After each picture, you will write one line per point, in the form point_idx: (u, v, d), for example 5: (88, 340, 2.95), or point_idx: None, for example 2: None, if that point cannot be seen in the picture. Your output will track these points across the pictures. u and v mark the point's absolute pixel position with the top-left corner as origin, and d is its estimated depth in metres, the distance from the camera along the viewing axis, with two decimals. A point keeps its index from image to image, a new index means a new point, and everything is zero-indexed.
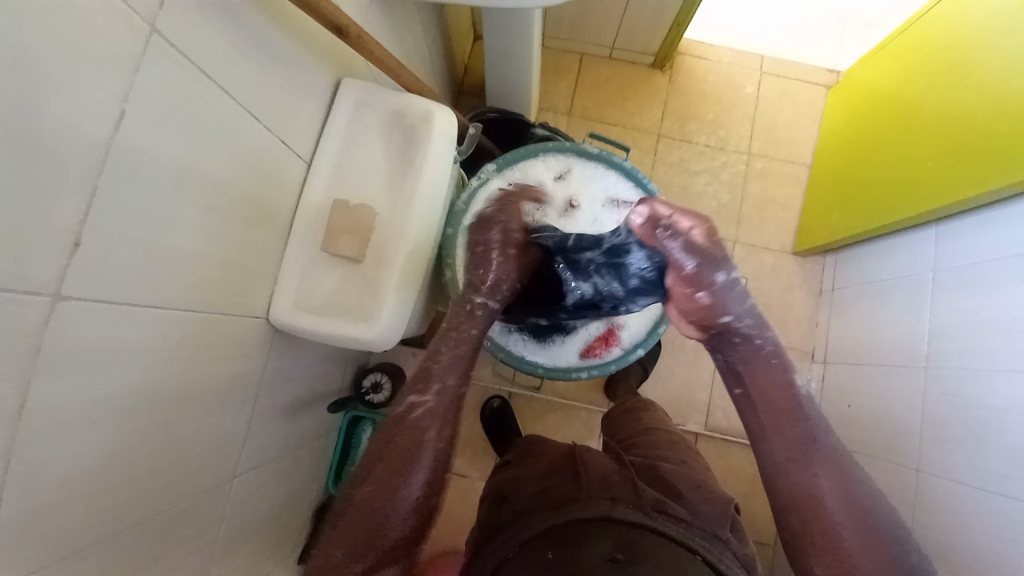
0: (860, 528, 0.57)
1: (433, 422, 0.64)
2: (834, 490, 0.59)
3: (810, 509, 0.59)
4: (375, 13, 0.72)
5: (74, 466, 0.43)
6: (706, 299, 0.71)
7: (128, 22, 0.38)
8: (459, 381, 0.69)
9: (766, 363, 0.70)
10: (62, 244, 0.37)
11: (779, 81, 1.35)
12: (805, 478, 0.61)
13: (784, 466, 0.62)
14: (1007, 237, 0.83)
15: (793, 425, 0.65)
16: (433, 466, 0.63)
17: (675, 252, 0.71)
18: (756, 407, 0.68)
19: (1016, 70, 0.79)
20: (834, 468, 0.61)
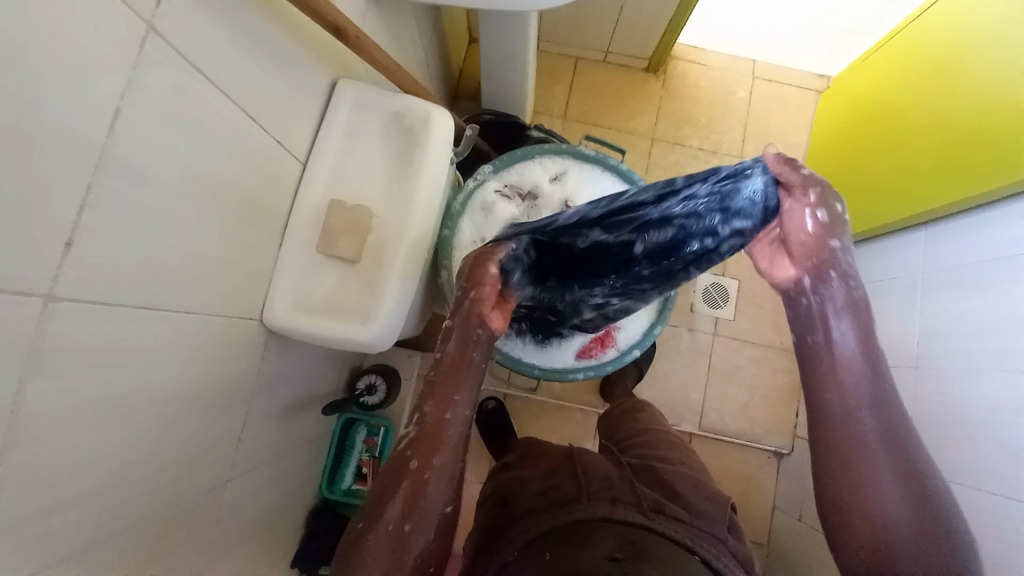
0: (910, 504, 0.49)
1: (416, 449, 0.56)
2: (888, 457, 0.51)
3: (855, 474, 0.51)
4: (373, 15, 0.72)
5: (67, 471, 0.42)
6: (825, 227, 0.57)
7: (126, 19, 0.38)
8: (454, 408, 0.59)
9: (855, 313, 0.56)
10: (55, 244, 0.37)
11: (771, 86, 1.37)
12: (856, 439, 0.52)
13: (837, 423, 0.53)
14: (995, 239, 0.84)
15: (851, 378, 0.54)
16: (410, 502, 0.54)
17: (799, 182, 0.57)
18: (828, 348, 0.57)
19: (1002, 78, 0.81)
20: (893, 456, 0.51)
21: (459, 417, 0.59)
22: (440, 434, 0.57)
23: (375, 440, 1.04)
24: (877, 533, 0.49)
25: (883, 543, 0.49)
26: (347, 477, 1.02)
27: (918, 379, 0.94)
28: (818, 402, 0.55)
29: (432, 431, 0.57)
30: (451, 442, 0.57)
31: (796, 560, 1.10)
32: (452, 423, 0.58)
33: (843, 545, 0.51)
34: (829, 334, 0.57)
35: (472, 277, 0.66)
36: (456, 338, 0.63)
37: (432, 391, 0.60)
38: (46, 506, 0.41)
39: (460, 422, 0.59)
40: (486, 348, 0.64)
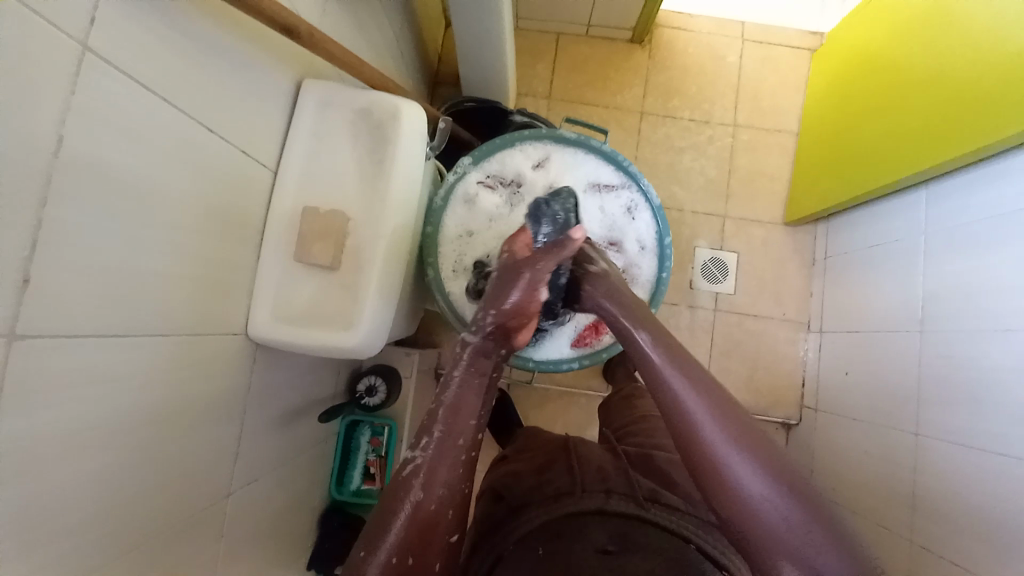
0: (772, 480, 0.46)
1: (422, 475, 0.55)
2: (738, 439, 0.49)
3: (717, 469, 0.48)
4: (332, 11, 0.70)
5: (62, 503, 0.43)
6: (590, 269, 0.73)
7: (55, 41, 0.36)
8: (466, 432, 0.60)
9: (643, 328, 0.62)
10: (9, 282, 0.36)
11: (761, 48, 1.32)
12: (702, 427, 0.50)
13: (681, 424, 0.52)
14: (1002, 194, 0.80)
15: (676, 378, 0.55)
16: (413, 532, 0.52)
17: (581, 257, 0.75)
18: (648, 358, 0.59)
19: (1003, 22, 0.77)
20: (735, 425, 0.50)
21: (467, 440, 0.59)
22: (449, 455, 0.57)
23: (379, 439, 1.05)
24: (758, 520, 0.45)
25: (770, 531, 0.44)
26: (354, 478, 1.04)
27: (923, 343, 0.92)
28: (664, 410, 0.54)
29: (441, 455, 0.57)
30: (459, 466, 0.57)
31: None
32: (462, 446, 0.59)
33: (735, 535, 0.47)
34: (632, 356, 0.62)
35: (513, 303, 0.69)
36: (468, 363, 0.66)
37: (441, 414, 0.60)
38: (41, 539, 0.41)
39: (469, 446, 0.59)
40: (497, 374, 0.68)
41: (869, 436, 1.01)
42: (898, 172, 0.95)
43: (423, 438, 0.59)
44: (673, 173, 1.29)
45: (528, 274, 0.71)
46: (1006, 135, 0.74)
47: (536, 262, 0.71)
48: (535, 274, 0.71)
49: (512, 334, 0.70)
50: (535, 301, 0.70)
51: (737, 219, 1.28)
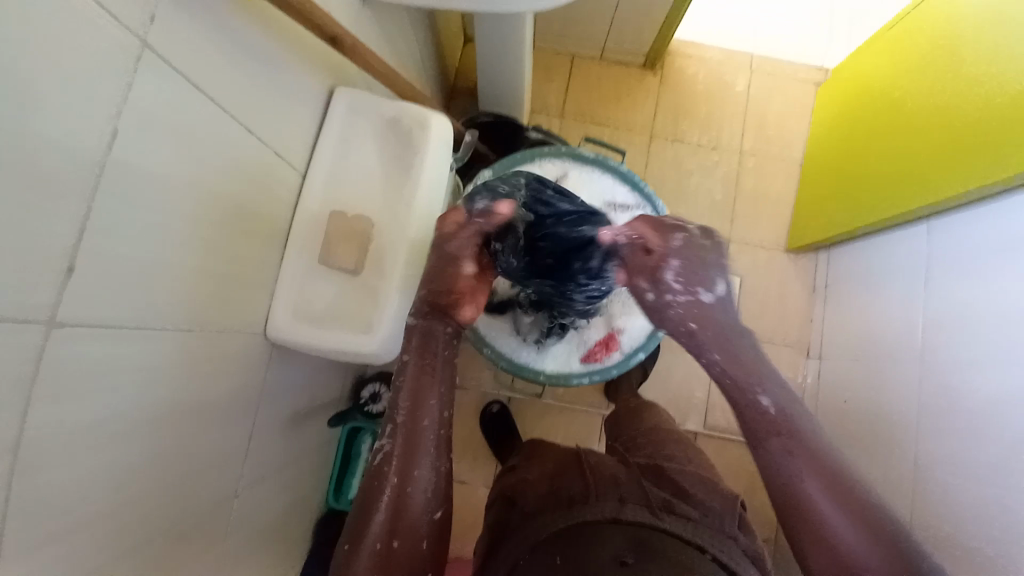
0: (872, 542, 0.48)
1: (394, 466, 0.56)
2: (834, 495, 0.50)
3: (815, 524, 0.50)
4: (364, 20, 0.72)
5: (79, 495, 0.42)
6: (676, 245, 0.66)
7: (116, 39, 0.37)
8: (429, 414, 0.59)
9: (739, 334, 0.62)
10: (55, 270, 0.36)
11: (768, 80, 1.36)
12: (783, 458, 0.53)
13: (761, 444, 0.55)
14: (1003, 230, 0.83)
15: (779, 431, 0.55)
16: (395, 518, 0.54)
17: (674, 243, 0.66)
18: (755, 410, 0.57)
19: (1002, 68, 0.81)
20: (813, 456, 0.53)
21: (433, 420, 0.59)
22: (419, 443, 0.58)
23: None
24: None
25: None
26: (353, 486, 1.03)
27: (922, 372, 0.94)
28: (760, 461, 0.55)
29: (406, 444, 0.57)
30: (429, 447, 0.58)
31: None
32: (427, 430, 0.59)
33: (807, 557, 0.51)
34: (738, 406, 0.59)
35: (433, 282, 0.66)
36: (418, 343, 0.64)
37: (400, 400, 0.60)
38: (54, 532, 0.41)
39: (437, 426, 0.59)
40: (450, 347, 0.66)
41: (867, 462, 1.02)
42: (901, 204, 0.98)
43: (392, 428, 0.59)
44: (681, 195, 1.32)
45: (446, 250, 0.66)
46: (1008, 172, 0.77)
47: (456, 239, 0.66)
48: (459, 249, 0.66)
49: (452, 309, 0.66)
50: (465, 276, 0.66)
51: (741, 243, 1.30)
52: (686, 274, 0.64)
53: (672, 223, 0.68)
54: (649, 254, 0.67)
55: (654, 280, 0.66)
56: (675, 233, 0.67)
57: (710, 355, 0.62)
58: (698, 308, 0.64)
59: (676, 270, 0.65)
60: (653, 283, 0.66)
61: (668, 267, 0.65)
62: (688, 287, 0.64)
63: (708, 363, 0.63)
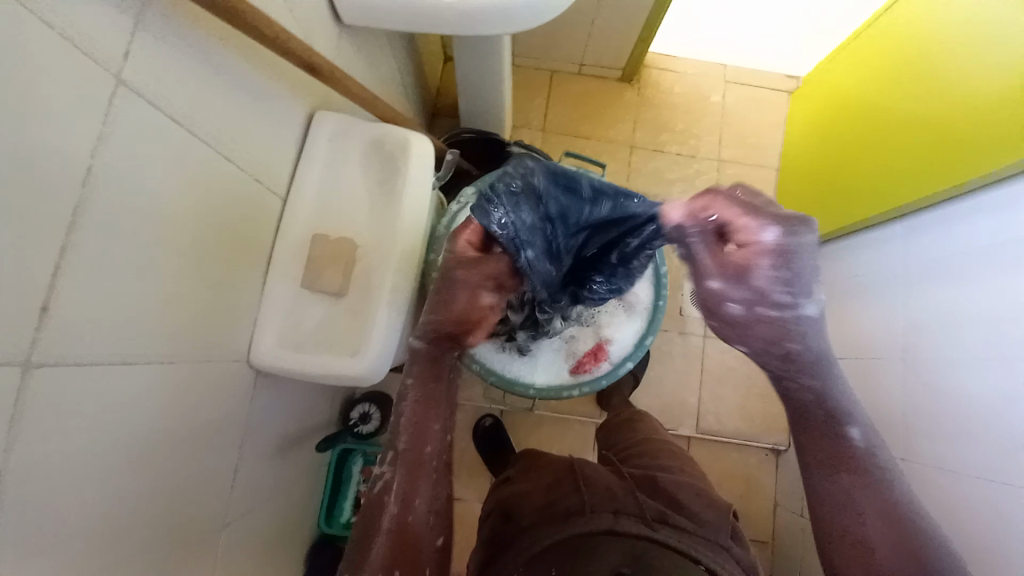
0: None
1: (395, 493, 0.56)
2: (895, 534, 0.50)
3: (866, 558, 0.49)
4: (344, 46, 0.73)
5: (64, 538, 0.41)
6: (767, 237, 0.54)
7: (91, 74, 0.37)
8: (432, 440, 0.59)
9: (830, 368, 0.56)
10: (32, 309, 0.35)
11: (743, 89, 1.40)
12: (844, 497, 0.52)
13: (821, 480, 0.53)
14: (973, 229, 0.86)
15: (851, 461, 0.53)
16: (394, 548, 0.53)
17: (760, 227, 0.54)
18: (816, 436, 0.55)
19: (973, 69, 0.84)
20: (877, 498, 0.51)
21: (435, 445, 0.59)
22: (420, 468, 0.57)
23: (372, 469, 1.03)
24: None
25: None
26: (345, 510, 1.01)
27: (906, 371, 0.96)
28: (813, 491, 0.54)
29: (408, 469, 0.57)
30: (431, 474, 0.57)
31: (800, 556, 1.12)
32: (429, 456, 0.58)
33: None
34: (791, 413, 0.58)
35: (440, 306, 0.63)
36: (427, 365, 0.63)
37: (404, 429, 0.59)
38: None
39: (438, 452, 0.59)
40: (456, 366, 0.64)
41: None
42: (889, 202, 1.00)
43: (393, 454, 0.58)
44: None
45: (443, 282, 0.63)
46: (1000, 165, 0.79)
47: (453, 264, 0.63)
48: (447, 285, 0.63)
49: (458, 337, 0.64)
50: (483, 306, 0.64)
51: None
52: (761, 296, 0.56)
53: (755, 203, 0.55)
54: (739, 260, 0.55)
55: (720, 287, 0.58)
56: (764, 241, 0.54)
57: (774, 365, 0.58)
58: (769, 319, 0.57)
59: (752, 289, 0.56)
60: (730, 292, 0.58)
61: (731, 269, 0.56)
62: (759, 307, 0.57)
63: (774, 368, 0.58)
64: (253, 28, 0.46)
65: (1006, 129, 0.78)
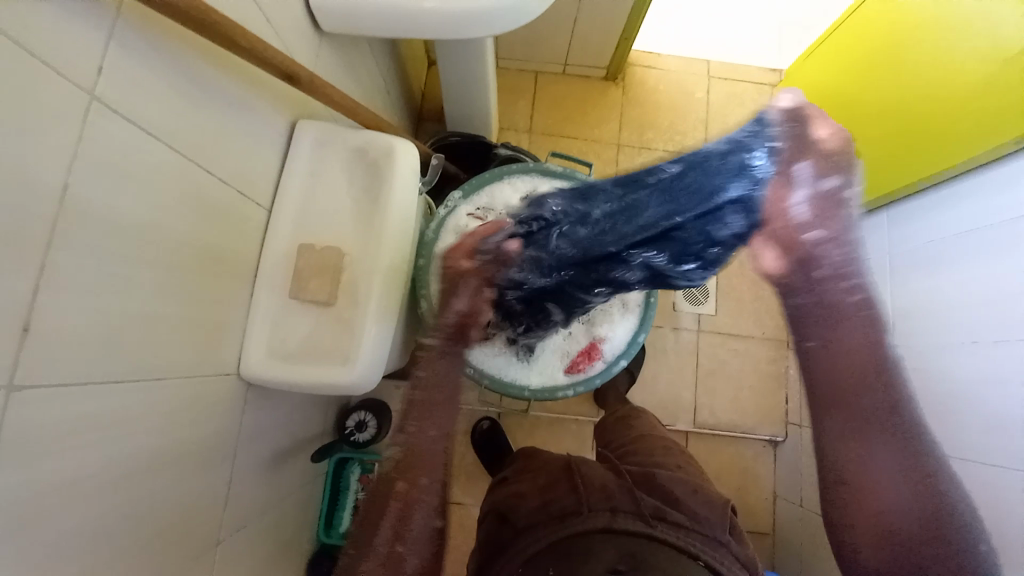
0: (925, 523, 0.51)
1: (401, 474, 0.59)
2: (902, 477, 0.53)
3: (867, 499, 0.53)
4: (324, 55, 0.72)
5: (53, 561, 0.41)
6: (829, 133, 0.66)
7: (64, 92, 0.37)
8: (438, 426, 0.62)
9: (866, 321, 0.56)
10: (10, 332, 0.35)
11: (726, 84, 1.41)
12: (859, 449, 0.54)
13: (827, 426, 0.57)
14: (959, 215, 0.88)
15: (865, 392, 0.55)
16: (397, 524, 0.57)
17: (822, 129, 0.67)
18: (830, 365, 0.56)
19: (947, 57, 0.86)
20: (901, 448, 0.53)
21: (439, 434, 0.62)
22: (424, 452, 0.60)
23: (369, 476, 1.03)
24: (894, 551, 0.52)
25: (900, 563, 0.52)
26: (344, 519, 1.01)
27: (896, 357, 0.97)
28: (819, 429, 0.58)
29: (414, 453, 0.60)
30: (433, 463, 0.60)
31: (799, 545, 1.13)
32: (430, 446, 0.61)
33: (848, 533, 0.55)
34: (827, 338, 0.56)
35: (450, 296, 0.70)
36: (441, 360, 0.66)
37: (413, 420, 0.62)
38: None
39: (441, 439, 0.62)
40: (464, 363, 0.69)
41: None
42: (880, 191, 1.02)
43: (403, 433, 0.62)
44: None
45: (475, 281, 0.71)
46: (991, 145, 0.80)
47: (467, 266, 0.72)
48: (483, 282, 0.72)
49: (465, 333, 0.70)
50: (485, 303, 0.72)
51: None
52: (827, 201, 0.61)
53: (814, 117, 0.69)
54: (817, 152, 0.64)
55: (784, 190, 0.63)
56: (831, 135, 0.66)
57: (831, 254, 0.58)
58: (840, 208, 0.61)
59: (806, 189, 0.61)
60: (791, 181, 0.63)
61: (805, 170, 0.63)
62: (819, 210, 0.60)
63: (813, 275, 0.58)
64: (228, 38, 0.46)
65: (990, 114, 0.79)
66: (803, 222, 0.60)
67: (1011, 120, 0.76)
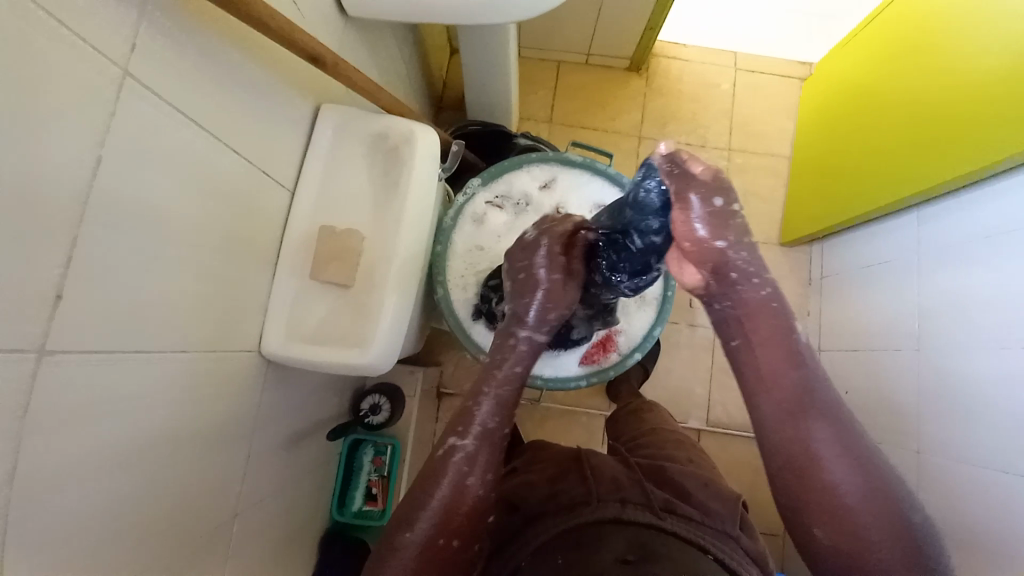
0: (875, 500, 0.50)
1: (465, 464, 0.57)
2: (846, 457, 0.52)
3: (819, 481, 0.52)
4: (348, 38, 0.73)
5: (76, 523, 0.42)
6: (705, 172, 0.55)
7: (99, 66, 0.37)
8: (507, 424, 0.62)
9: (768, 310, 0.57)
10: (44, 298, 0.36)
11: (753, 77, 1.38)
12: (799, 432, 0.53)
13: (758, 411, 0.56)
14: (988, 215, 0.84)
15: (790, 376, 0.55)
16: (450, 518, 0.55)
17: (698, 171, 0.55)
18: (754, 362, 0.57)
19: (985, 52, 0.82)
20: (831, 422, 0.53)
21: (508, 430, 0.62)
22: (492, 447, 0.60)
23: (382, 459, 1.05)
24: (852, 529, 0.50)
25: (862, 541, 0.50)
26: (356, 499, 1.03)
27: (920, 360, 0.94)
28: (754, 416, 0.57)
29: (485, 446, 0.59)
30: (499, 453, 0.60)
31: None
32: (498, 443, 0.60)
33: (801, 519, 0.53)
34: (747, 334, 0.57)
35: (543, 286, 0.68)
36: (526, 355, 0.65)
37: (484, 410, 0.61)
38: (53, 561, 0.41)
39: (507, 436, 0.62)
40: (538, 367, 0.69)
41: None
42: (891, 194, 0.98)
43: (471, 427, 0.59)
44: None
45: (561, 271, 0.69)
46: (1005, 153, 0.77)
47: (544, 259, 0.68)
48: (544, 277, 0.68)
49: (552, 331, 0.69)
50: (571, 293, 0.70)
51: None
52: (722, 219, 0.55)
53: (688, 165, 0.55)
54: (707, 190, 0.54)
55: (684, 220, 0.55)
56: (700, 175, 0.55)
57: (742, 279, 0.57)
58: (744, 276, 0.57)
59: (702, 219, 0.54)
60: (703, 249, 0.56)
61: (697, 195, 0.54)
62: (716, 232, 0.55)
63: (716, 309, 0.60)
64: (255, 19, 0.47)
65: (1013, 116, 0.76)
66: (706, 244, 0.56)
67: (1014, 140, 0.75)
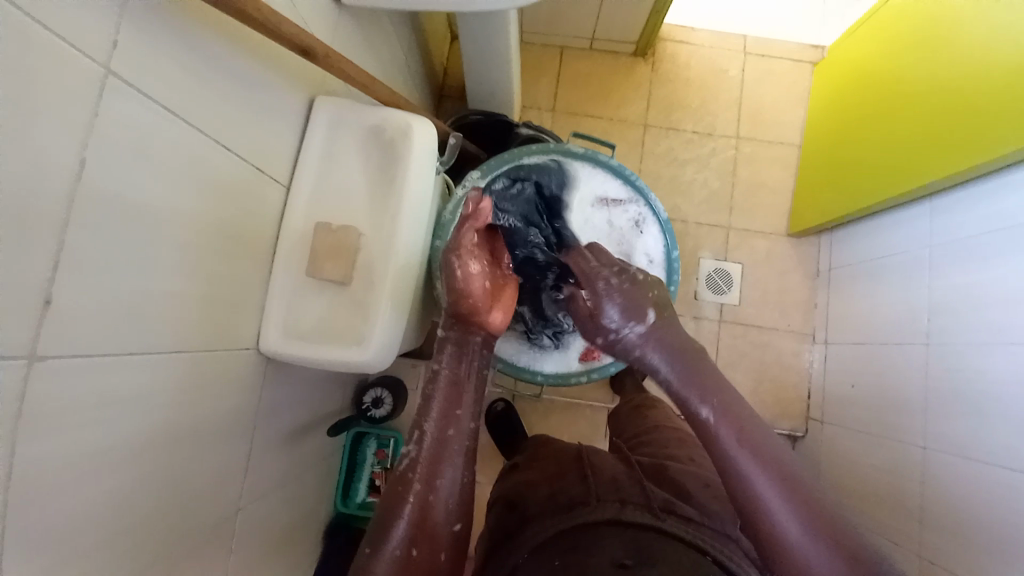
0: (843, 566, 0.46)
1: (420, 471, 0.57)
2: (806, 526, 0.47)
3: (775, 537, 0.48)
4: (342, 29, 0.71)
5: (76, 524, 0.43)
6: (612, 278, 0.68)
7: (79, 66, 0.36)
8: (458, 425, 0.60)
9: (703, 370, 0.59)
10: (31, 305, 0.36)
11: (763, 62, 1.33)
12: (763, 503, 0.49)
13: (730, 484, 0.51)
14: (1003, 208, 0.82)
15: (726, 427, 0.53)
16: (417, 525, 0.53)
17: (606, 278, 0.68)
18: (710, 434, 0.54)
19: (998, 41, 0.79)
20: (788, 485, 0.50)
21: (461, 432, 0.60)
22: (446, 452, 0.58)
23: (385, 451, 1.06)
24: None
25: None
26: (359, 492, 1.04)
27: (929, 355, 0.92)
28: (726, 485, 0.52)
29: (434, 450, 0.58)
30: (456, 455, 0.58)
31: None
32: (453, 440, 0.59)
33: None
34: (706, 403, 0.56)
35: (451, 288, 0.70)
36: (451, 353, 0.66)
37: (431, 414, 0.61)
38: (54, 561, 0.41)
39: (465, 437, 0.60)
40: (484, 357, 0.68)
41: (876, 449, 1.01)
42: (899, 185, 0.96)
43: (421, 432, 0.60)
44: (677, 184, 1.30)
45: (462, 255, 0.70)
46: (1007, 150, 0.75)
47: (455, 252, 0.70)
48: (459, 274, 0.70)
49: (475, 318, 0.69)
50: (470, 277, 0.70)
51: (740, 230, 1.29)
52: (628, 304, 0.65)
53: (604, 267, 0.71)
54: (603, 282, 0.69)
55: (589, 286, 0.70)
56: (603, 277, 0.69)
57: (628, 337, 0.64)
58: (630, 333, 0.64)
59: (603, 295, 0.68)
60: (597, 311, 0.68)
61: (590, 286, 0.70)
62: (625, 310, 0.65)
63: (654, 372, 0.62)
64: (240, 13, 0.45)
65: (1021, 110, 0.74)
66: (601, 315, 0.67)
67: (1017, 138, 0.74)
